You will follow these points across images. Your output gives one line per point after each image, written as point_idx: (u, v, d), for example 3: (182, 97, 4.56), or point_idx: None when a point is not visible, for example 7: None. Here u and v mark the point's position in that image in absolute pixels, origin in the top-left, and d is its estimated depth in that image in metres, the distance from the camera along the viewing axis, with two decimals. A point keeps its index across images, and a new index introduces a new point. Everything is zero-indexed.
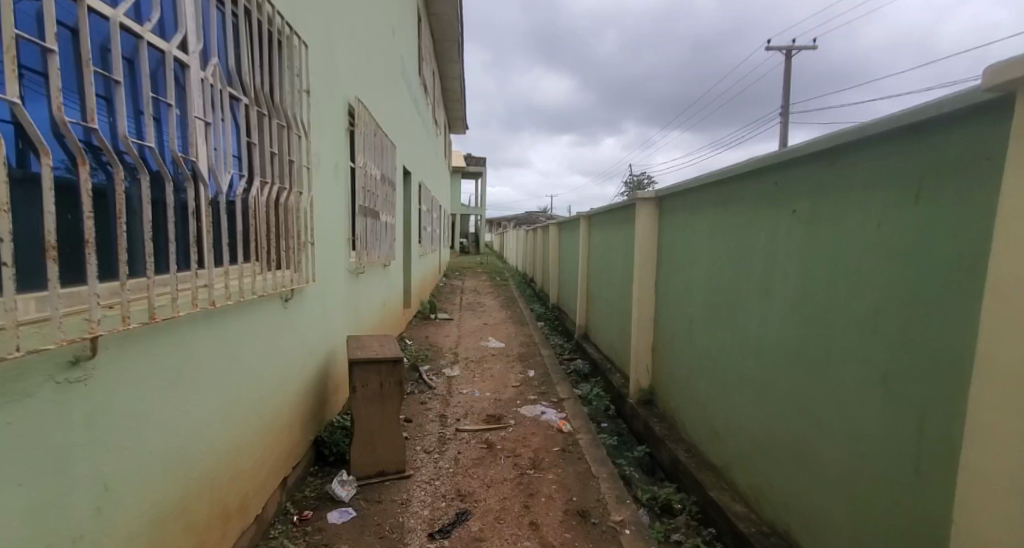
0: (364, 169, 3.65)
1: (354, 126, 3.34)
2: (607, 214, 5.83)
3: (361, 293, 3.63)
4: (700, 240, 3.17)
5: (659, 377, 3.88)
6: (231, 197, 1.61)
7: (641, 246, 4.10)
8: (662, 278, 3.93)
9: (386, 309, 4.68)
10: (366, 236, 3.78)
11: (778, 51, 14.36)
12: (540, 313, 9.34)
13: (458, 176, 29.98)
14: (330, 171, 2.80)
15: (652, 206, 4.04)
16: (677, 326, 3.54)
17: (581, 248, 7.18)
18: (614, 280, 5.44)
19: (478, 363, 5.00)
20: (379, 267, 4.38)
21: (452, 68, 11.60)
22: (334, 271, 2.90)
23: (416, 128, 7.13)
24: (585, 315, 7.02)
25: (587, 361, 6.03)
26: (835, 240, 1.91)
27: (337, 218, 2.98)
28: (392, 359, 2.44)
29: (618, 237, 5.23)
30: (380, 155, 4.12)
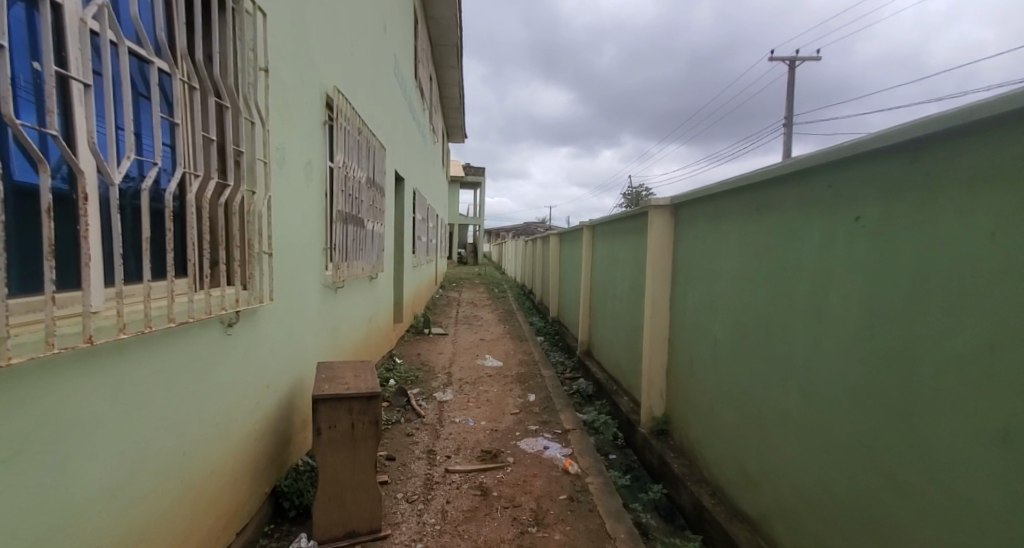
0: (346, 172, 3.25)
1: (333, 121, 2.95)
2: (614, 224, 5.45)
3: (340, 310, 3.21)
4: (728, 252, 2.78)
5: (676, 406, 3.46)
6: (133, 192, 1.21)
7: (653, 259, 3.71)
8: (677, 295, 3.54)
9: (372, 327, 4.26)
10: (347, 245, 3.38)
11: (782, 62, 14.13)
12: (540, 328, 8.90)
13: (456, 186, 29.71)
14: (300, 169, 2.40)
15: (666, 214, 3.66)
16: (698, 348, 3.14)
17: (584, 260, 6.77)
18: (621, 295, 5.05)
19: (474, 385, 4.56)
20: (365, 280, 3.97)
21: (451, 75, 11.31)
22: (304, 287, 2.49)
23: (410, 132, 6.76)
24: (588, 331, 6.60)
25: (591, 381, 5.60)
26: (917, 253, 1.52)
27: (310, 225, 2.58)
28: (366, 395, 2.02)
29: (626, 249, 4.84)
30: (366, 157, 3.73)
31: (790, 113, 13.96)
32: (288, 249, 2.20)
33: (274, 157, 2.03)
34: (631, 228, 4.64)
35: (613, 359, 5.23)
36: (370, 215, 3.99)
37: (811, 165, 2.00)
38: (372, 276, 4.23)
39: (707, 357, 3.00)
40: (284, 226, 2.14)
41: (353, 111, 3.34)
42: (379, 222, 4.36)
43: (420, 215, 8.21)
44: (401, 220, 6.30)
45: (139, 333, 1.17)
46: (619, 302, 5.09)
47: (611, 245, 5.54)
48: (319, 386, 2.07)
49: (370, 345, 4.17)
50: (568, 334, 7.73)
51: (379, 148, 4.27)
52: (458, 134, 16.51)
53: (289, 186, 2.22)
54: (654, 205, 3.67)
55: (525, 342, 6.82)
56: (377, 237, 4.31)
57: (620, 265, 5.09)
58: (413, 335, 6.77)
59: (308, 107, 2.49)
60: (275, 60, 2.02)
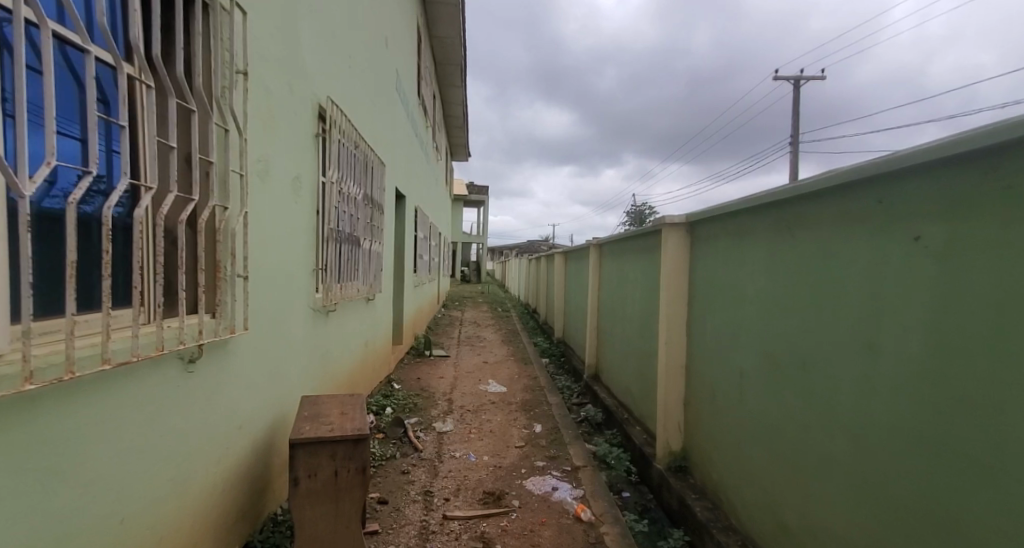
0: (340, 188, 3.05)
1: (328, 133, 2.76)
2: (623, 243, 5.22)
3: (331, 337, 2.97)
4: (754, 274, 2.54)
5: (695, 441, 3.18)
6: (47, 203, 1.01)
7: (668, 281, 3.47)
8: (695, 320, 3.29)
9: (367, 353, 4.01)
10: (342, 265, 3.16)
11: (787, 80, 14.04)
12: (544, 349, 8.62)
13: (459, 204, 29.72)
14: (287, 184, 2.19)
15: (681, 233, 3.43)
16: (720, 378, 2.88)
17: (591, 281, 6.53)
18: (631, 318, 4.80)
19: (476, 413, 4.29)
20: (360, 303, 3.73)
21: (455, 94, 11.28)
22: (289, 314, 2.26)
23: (412, 149, 6.61)
24: (595, 354, 6.32)
25: (600, 408, 5.30)
26: (1003, 280, 1.28)
27: (297, 245, 2.36)
28: (352, 438, 1.77)
29: (637, 269, 4.61)
30: (363, 172, 3.54)
31: (796, 132, 13.86)
32: (269, 271, 1.98)
33: (254, 169, 1.83)
34: (642, 248, 4.41)
35: (623, 386, 4.95)
36: (367, 234, 3.78)
37: (856, 178, 1.78)
38: (369, 298, 3.99)
39: (731, 389, 2.74)
40: (265, 245, 1.92)
41: (349, 125, 3.16)
42: (377, 240, 4.15)
43: (422, 233, 8.01)
44: (401, 238, 6.10)
45: (55, 381, 0.96)
46: (630, 324, 4.84)
47: (620, 264, 5.31)
48: (298, 426, 1.83)
49: (365, 372, 3.92)
50: (573, 356, 7.45)
51: (378, 164, 4.09)
52: (462, 152, 16.46)
53: (272, 202, 2.01)
54: (668, 223, 3.45)
55: (529, 365, 6.54)
56: (375, 257, 4.10)
57: (630, 286, 4.86)
58: (412, 358, 6.50)
59: (298, 117, 2.30)
60: (258, 64, 1.83)
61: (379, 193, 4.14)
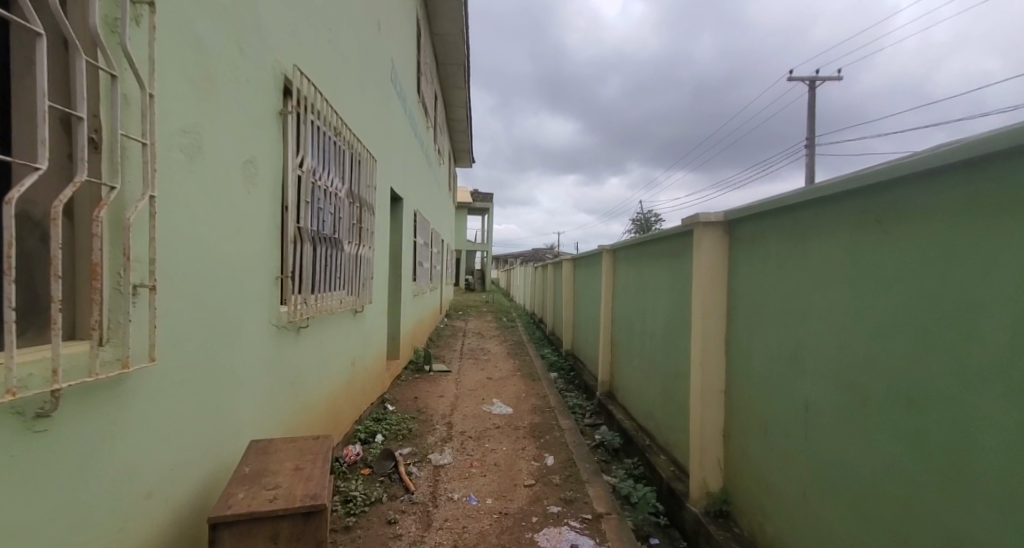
0: (317, 182, 2.59)
1: (300, 113, 2.30)
2: (640, 247, 4.72)
3: (304, 358, 2.48)
4: (824, 281, 2.04)
5: (740, 481, 2.66)
6: None
7: (701, 290, 2.97)
8: (736, 336, 2.78)
9: (354, 372, 3.53)
10: (319, 272, 2.68)
11: (802, 81, 13.54)
12: (553, 362, 8.10)
13: (463, 212, 29.37)
14: (233, 168, 1.72)
15: (717, 234, 2.94)
16: (774, 409, 2.37)
17: (604, 290, 6.01)
18: (654, 331, 4.28)
19: (479, 440, 3.78)
20: (344, 316, 3.26)
21: (457, 96, 10.88)
22: (237, 334, 1.78)
23: (411, 148, 6.15)
24: (609, 369, 5.80)
25: (618, 431, 4.77)
26: None
27: (252, 248, 1.88)
28: (303, 512, 1.28)
29: (659, 277, 4.10)
30: (347, 165, 3.08)
31: (813, 132, 13.27)
32: (201, 279, 1.50)
33: (174, 142, 1.36)
34: (666, 253, 3.90)
35: (645, 407, 4.42)
36: (352, 236, 3.32)
37: (997, 148, 1.29)
38: (355, 311, 3.52)
39: (790, 422, 2.23)
40: (189, 244, 1.44)
41: (328, 109, 2.69)
42: (366, 245, 3.69)
43: (422, 239, 7.54)
44: (398, 244, 5.62)
45: None
46: (653, 339, 4.32)
47: (638, 271, 4.80)
48: (229, 493, 1.34)
49: (350, 395, 3.43)
50: (584, 371, 6.91)
51: (366, 159, 3.64)
52: (466, 157, 16.02)
53: (206, 189, 1.54)
54: (702, 222, 2.95)
55: (537, 381, 6.02)
56: (363, 264, 3.63)
57: (651, 296, 4.35)
58: (411, 373, 6.00)
59: (250, 87, 1.83)
60: (180, 2, 1.37)
61: (368, 193, 3.70)
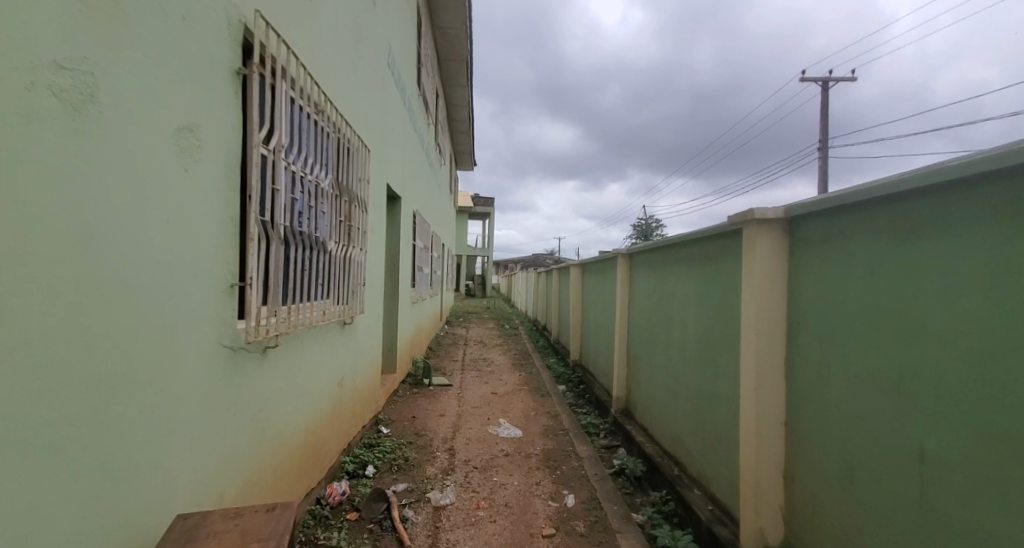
0: (294, 168, 2.11)
1: (270, 80, 1.84)
2: (665, 251, 4.24)
3: (273, 384, 2.00)
4: (948, 293, 1.55)
5: (809, 537, 2.17)
6: None
7: (753, 300, 2.49)
8: (800, 357, 2.31)
9: (341, 394, 3.05)
10: (297, 278, 2.20)
11: (815, 81, 13.08)
12: (561, 374, 7.61)
13: (464, 217, 28.92)
14: (160, 133, 1.26)
15: (775, 234, 2.46)
16: (863, 451, 1.89)
17: (619, 298, 5.53)
18: (682, 346, 3.79)
19: (486, 471, 3.28)
20: (330, 329, 2.78)
21: (459, 94, 10.42)
22: (164, 362, 1.30)
23: (409, 145, 5.69)
24: (626, 384, 5.32)
25: (640, 456, 4.27)
26: None
27: (192, 244, 1.41)
28: None
29: (690, 284, 3.62)
30: (331, 151, 2.60)
31: (825, 135, 12.81)
32: (89, 286, 1.03)
33: (39, 79, 0.92)
34: (698, 257, 3.43)
35: (671, 431, 3.93)
36: (339, 235, 2.84)
37: None
38: (344, 322, 3.04)
39: (892, 473, 1.74)
40: (60, 233, 0.96)
41: (307, 80, 2.22)
42: (357, 247, 3.22)
43: (421, 243, 7.06)
44: (395, 247, 5.15)
45: None
46: (681, 354, 3.83)
47: (662, 278, 4.32)
48: None
49: (336, 420, 2.94)
50: (595, 385, 6.42)
51: (358, 148, 3.18)
52: (467, 159, 15.55)
53: (99, 156, 1.06)
54: (757, 220, 2.47)
55: (546, 397, 5.52)
56: (354, 268, 3.16)
57: (678, 305, 3.88)
58: (408, 388, 5.51)
59: (190, 30, 1.37)
60: None
61: (360, 187, 3.23)
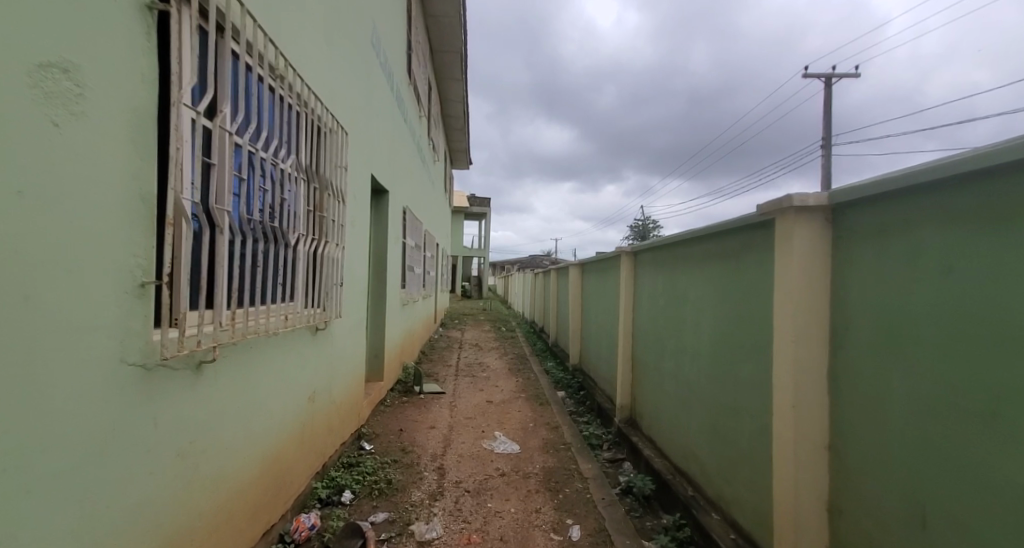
0: (242, 143, 1.73)
1: (207, 29, 1.46)
2: (675, 248, 3.89)
3: (213, 408, 1.61)
4: None
5: None
6: None
7: (791, 302, 2.13)
8: (850, 370, 1.94)
9: (313, 409, 2.67)
10: (249, 277, 1.83)
11: (818, 77, 12.74)
12: (559, 379, 7.26)
13: (460, 217, 28.55)
14: (14, 72, 0.89)
15: (813, 224, 2.11)
16: (941, 489, 1.53)
17: (623, 299, 5.16)
18: (696, 352, 3.43)
19: (480, 495, 2.91)
20: (297, 337, 2.40)
21: (453, 88, 10.06)
22: (28, 392, 0.93)
23: (398, 134, 5.28)
24: (629, 392, 4.97)
25: (648, 472, 3.91)
26: None
27: (74, 228, 1.04)
28: None
29: (705, 284, 3.27)
30: (296, 127, 2.23)
31: (829, 131, 12.50)
32: None
33: None
34: (718, 254, 3.06)
35: (683, 446, 3.57)
36: (307, 229, 2.46)
37: None
38: (316, 328, 2.66)
39: (986, 520, 1.39)
40: None
41: (260, 38, 1.84)
42: (332, 242, 2.84)
43: (412, 241, 6.67)
44: (382, 245, 4.78)
45: None
46: (695, 361, 3.47)
47: (671, 276, 3.97)
48: None
49: (305, 440, 2.56)
50: (596, 392, 6.05)
51: (332, 129, 2.80)
52: (461, 157, 15.12)
53: None
54: (792, 208, 2.12)
55: (545, 406, 5.15)
56: (327, 266, 2.78)
57: (692, 307, 3.51)
58: (397, 397, 5.13)
59: None
60: None
61: (335, 174, 2.85)
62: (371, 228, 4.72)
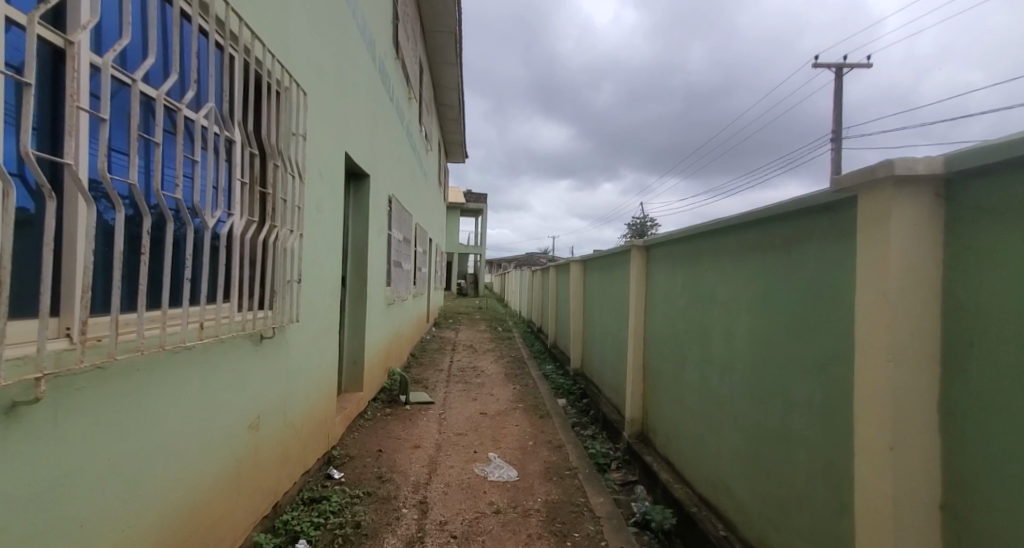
0: (101, 64, 1.17)
1: None
2: (701, 241, 3.33)
3: (45, 471, 1.05)
4: None
5: None
6: None
7: (883, 307, 1.57)
8: (976, 403, 1.38)
9: (257, 440, 2.10)
10: (133, 273, 1.27)
11: (830, 68, 12.19)
12: (559, 385, 6.72)
13: (456, 213, 27.99)
14: None
15: (921, 201, 1.52)
16: None
17: (633, 300, 4.61)
18: (728, 365, 2.88)
19: (469, 542, 2.36)
20: (228, 351, 1.84)
21: (448, 74, 9.47)
22: None
23: (384, 114, 4.70)
24: (641, 404, 4.43)
25: (668, 501, 3.37)
26: None
27: None
28: None
29: (743, 283, 2.72)
30: (222, 70, 1.65)
31: (840, 125, 11.97)
32: None
33: None
34: (763, 246, 2.50)
35: (711, 474, 3.02)
36: (243, 207, 1.87)
37: None
38: (259, 336, 2.09)
39: None
40: None
41: None
42: (287, 229, 2.27)
43: (400, 235, 6.10)
44: (363, 237, 4.20)
45: None
46: (725, 375, 2.93)
47: (695, 275, 3.41)
48: None
49: (245, 481, 1.99)
50: (601, 402, 5.51)
51: (286, 87, 2.21)
52: (457, 149, 14.56)
53: None
54: (887, 179, 1.56)
55: (545, 418, 4.59)
56: (277, 258, 2.20)
57: (722, 310, 2.97)
58: (380, 408, 4.56)
59: None
60: None
61: (288, 144, 2.26)
62: (350, 218, 4.15)
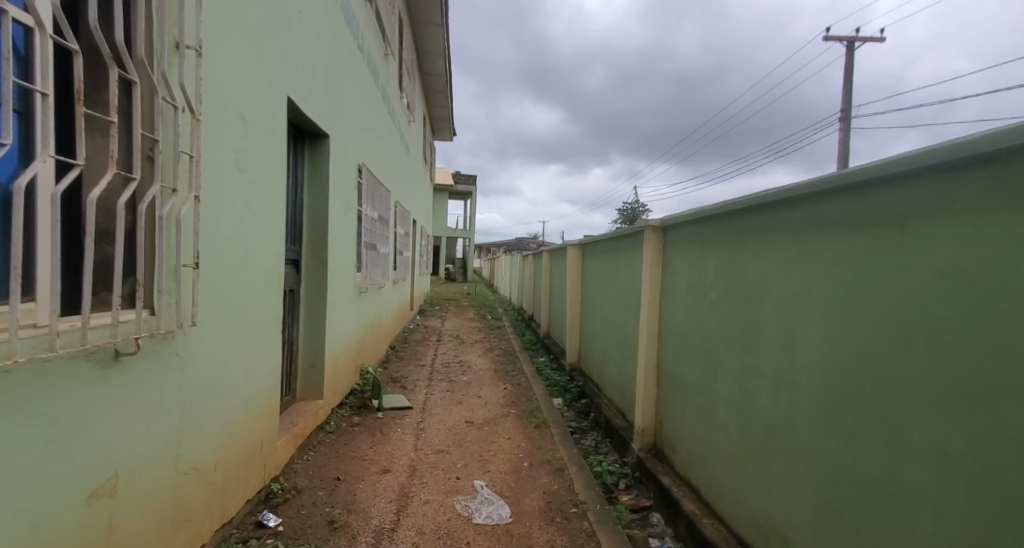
0: None
1: None
2: (745, 219, 2.62)
3: None
4: None
5: None
6: None
7: None
8: None
9: (116, 508, 1.37)
10: None
11: (841, 42, 11.49)
12: (555, 383, 6.05)
13: (444, 196, 27.07)
14: None
15: None
16: None
17: (646, 291, 3.91)
18: (788, 379, 2.21)
19: None
20: (37, 385, 1.10)
21: (433, 37, 8.59)
22: None
23: (351, 64, 3.89)
24: (653, 413, 3.77)
25: (695, 541, 2.73)
26: None
27: None
28: None
29: (816, 273, 2.02)
30: None
31: (848, 101, 11.32)
32: None
33: None
34: (856, 223, 1.81)
35: (758, 515, 2.37)
36: (53, 139, 1.11)
37: None
38: (116, 350, 1.34)
39: None
40: None
41: None
42: (169, 188, 1.50)
43: (374, 213, 5.29)
44: (320, 212, 3.41)
45: None
46: (781, 392, 2.25)
47: (735, 260, 2.71)
48: None
49: None
50: (602, 405, 4.86)
51: None
52: (444, 126, 13.69)
53: None
54: None
55: (542, 428, 3.91)
56: (149, 229, 1.44)
57: (777, 307, 2.29)
58: (345, 418, 3.83)
59: None
60: None
61: (167, 54, 1.48)
62: (305, 189, 3.36)
